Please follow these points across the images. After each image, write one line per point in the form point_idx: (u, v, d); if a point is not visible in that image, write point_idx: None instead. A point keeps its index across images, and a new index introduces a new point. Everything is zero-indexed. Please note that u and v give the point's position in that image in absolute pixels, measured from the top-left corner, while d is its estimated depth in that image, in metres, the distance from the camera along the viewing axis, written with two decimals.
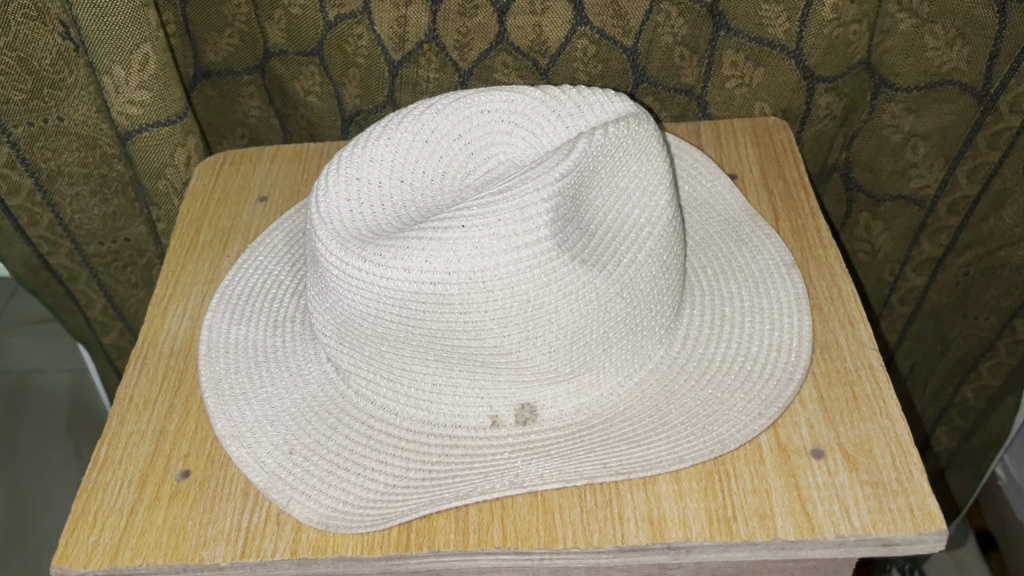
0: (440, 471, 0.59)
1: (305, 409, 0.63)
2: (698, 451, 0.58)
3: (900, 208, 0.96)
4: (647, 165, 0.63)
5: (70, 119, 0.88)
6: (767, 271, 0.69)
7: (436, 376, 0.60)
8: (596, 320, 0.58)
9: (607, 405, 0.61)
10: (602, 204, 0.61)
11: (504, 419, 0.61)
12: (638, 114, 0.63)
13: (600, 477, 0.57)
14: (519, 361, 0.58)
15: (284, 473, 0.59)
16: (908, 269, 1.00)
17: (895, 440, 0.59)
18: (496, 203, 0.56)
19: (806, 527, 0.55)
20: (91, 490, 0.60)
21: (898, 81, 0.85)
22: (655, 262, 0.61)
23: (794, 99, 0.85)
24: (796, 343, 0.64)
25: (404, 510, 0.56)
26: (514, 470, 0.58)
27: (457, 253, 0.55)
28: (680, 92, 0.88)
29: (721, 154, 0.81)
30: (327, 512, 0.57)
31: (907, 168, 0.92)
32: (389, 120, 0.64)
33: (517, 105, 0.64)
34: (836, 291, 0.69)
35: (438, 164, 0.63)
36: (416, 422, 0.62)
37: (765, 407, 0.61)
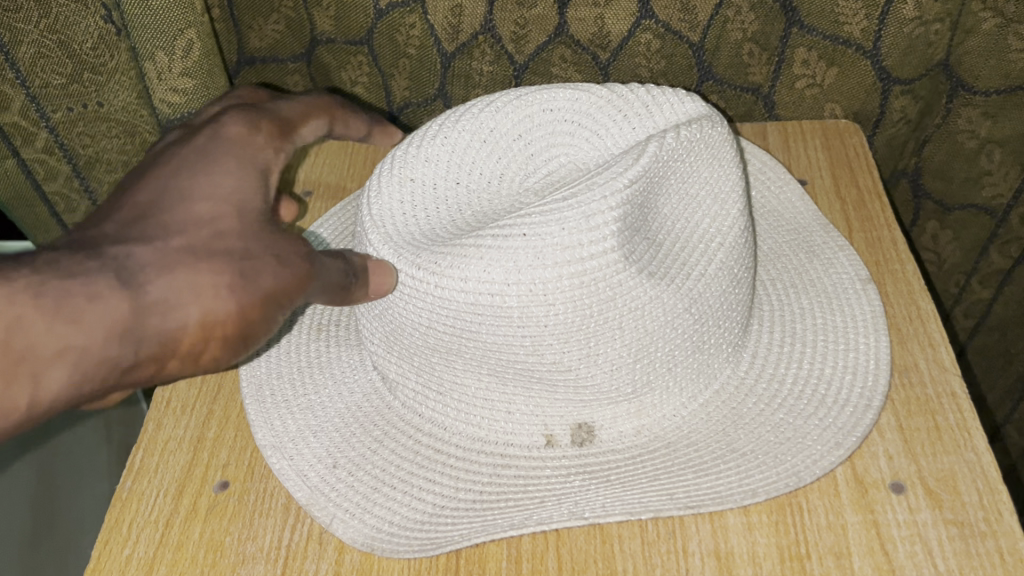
0: (492, 493, 0.55)
1: (351, 421, 0.60)
2: (771, 483, 0.54)
3: (971, 217, 0.91)
4: (719, 170, 0.59)
5: (110, 104, 0.85)
6: (841, 289, 0.65)
7: (490, 392, 0.57)
8: (663, 337, 0.54)
9: (671, 427, 0.58)
10: (669, 211, 0.57)
11: (559, 439, 0.57)
12: (711, 116, 0.59)
13: (666, 510, 0.53)
14: (579, 380, 0.55)
15: (327, 488, 0.56)
16: (975, 281, 0.96)
17: (981, 475, 0.55)
18: (559, 210, 0.52)
19: (886, 568, 0.51)
20: (125, 500, 0.58)
21: (977, 84, 0.80)
22: (725, 276, 0.57)
23: (868, 101, 0.81)
24: (873, 367, 0.60)
25: (454, 536, 0.53)
26: (571, 496, 0.54)
27: (517, 263, 0.51)
28: (746, 91, 0.83)
29: (789, 156, 0.77)
30: (372, 532, 0.54)
31: (981, 176, 0.87)
32: (445, 118, 0.61)
33: (582, 104, 0.60)
34: (916, 311, 0.65)
35: (496, 166, 0.61)
36: (466, 438, 0.58)
37: (842, 436, 0.56)
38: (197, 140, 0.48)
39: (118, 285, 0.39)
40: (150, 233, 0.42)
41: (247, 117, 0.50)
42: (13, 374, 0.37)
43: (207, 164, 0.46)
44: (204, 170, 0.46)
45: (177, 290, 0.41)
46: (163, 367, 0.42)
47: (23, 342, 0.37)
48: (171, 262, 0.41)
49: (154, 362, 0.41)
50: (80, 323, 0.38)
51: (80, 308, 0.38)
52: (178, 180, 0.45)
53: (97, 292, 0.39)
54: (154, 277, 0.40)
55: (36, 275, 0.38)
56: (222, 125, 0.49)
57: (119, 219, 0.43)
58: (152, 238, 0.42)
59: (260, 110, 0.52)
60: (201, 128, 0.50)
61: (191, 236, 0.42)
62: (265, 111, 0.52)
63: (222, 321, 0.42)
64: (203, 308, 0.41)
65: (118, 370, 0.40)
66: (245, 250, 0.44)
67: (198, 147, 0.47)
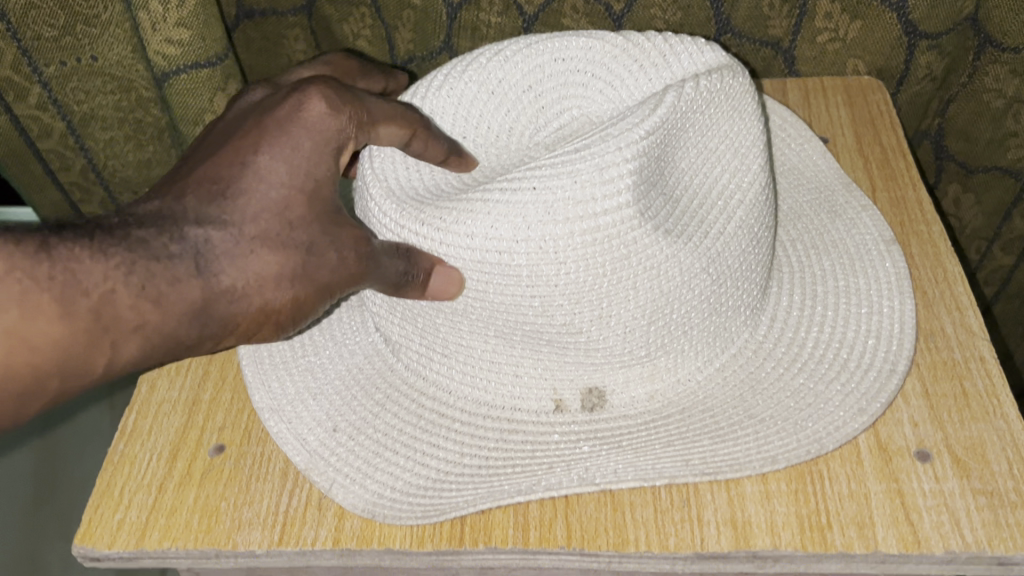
0: (498, 459, 0.53)
1: (353, 382, 0.58)
2: (791, 451, 0.52)
3: (995, 179, 0.87)
4: (740, 123, 0.56)
5: (104, 59, 0.81)
6: (864, 250, 0.62)
7: (496, 355, 0.54)
8: (678, 299, 0.52)
9: (685, 392, 0.55)
10: (687, 166, 0.54)
11: (568, 403, 0.55)
12: (732, 66, 0.55)
13: (682, 477, 0.51)
14: (590, 342, 0.52)
15: (327, 452, 0.54)
16: (996, 248, 0.93)
17: (1011, 443, 0.52)
18: (571, 162, 0.49)
19: (911, 539, 0.48)
20: (117, 464, 0.56)
21: (1006, 40, 0.76)
22: (745, 235, 0.55)
23: (892, 57, 0.78)
24: (898, 330, 0.57)
25: (459, 503, 0.51)
26: (582, 463, 0.52)
27: (526, 220, 0.48)
28: (765, 45, 0.80)
29: (810, 113, 0.75)
30: (373, 498, 0.52)
31: (1006, 137, 0.83)
32: (451, 68, 0.58)
33: (595, 54, 0.57)
34: (942, 273, 0.62)
35: (505, 119, 0.58)
36: (472, 403, 0.56)
37: (866, 402, 0.54)
38: (280, 109, 0.49)
39: (194, 269, 0.44)
40: (225, 216, 0.45)
41: (331, 92, 0.50)
42: (95, 343, 0.41)
43: (285, 144, 0.48)
44: (282, 150, 0.48)
45: (241, 281, 0.45)
46: (224, 342, 0.47)
47: (107, 316, 0.42)
48: (244, 251, 0.45)
49: (212, 339, 0.46)
50: (156, 303, 0.43)
51: (158, 291, 0.43)
52: (257, 158, 0.47)
53: (176, 275, 0.44)
54: (226, 265, 0.45)
55: (126, 253, 0.43)
56: (305, 93, 0.49)
57: (201, 192, 0.46)
58: (227, 223, 0.45)
59: (341, 91, 0.51)
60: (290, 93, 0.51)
61: (263, 224, 0.46)
62: (353, 89, 0.52)
63: (278, 308, 0.47)
64: (263, 297, 0.46)
65: (183, 345, 0.45)
66: (310, 243, 0.47)
67: (279, 121, 0.48)
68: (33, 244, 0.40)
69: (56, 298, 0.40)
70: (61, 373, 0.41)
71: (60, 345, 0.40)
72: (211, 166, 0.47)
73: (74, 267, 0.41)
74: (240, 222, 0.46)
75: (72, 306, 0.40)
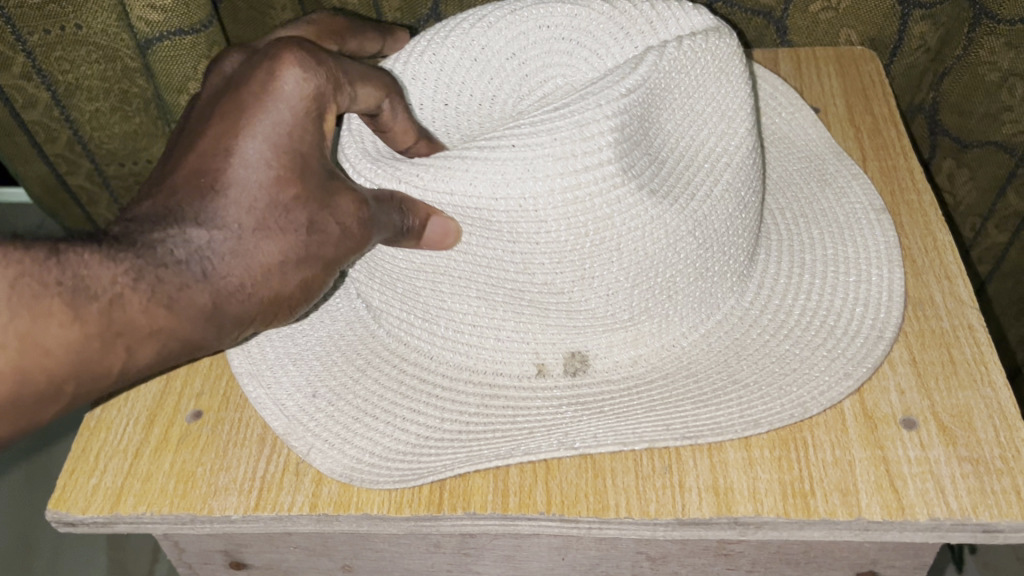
0: (478, 424, 0.52)
1: (334, 348, 0.57)
2: (774, 413, 0.51)
3: (989, 154, 0.87)
4: (728, 87, 0.54)
5: (89, 27, 0.80)
6: (854, 217, 0.61)
7: (477, 318, 0.53)
8: (663, 261, 0.51)
9: (669, 357, 0.55)
10: (673, 128, 0.53)
11: (551, 367, 0.54)
12: (720, 28, 0.54)
13: (661, 441, 0.49)
14: (572, 303, 0.51)
15: (305, 418, 0.53)
16: (990, 225, 0.92)
17: (998, 411, 0.51)
18: (551, 120, 0.47)
19: (894, 506, 0.48)
20: (93, 430, 0.55)
21: (1002, 12, 0.75)
22: (732, 199, 0.54)
23: (885, 27, 0.77)
24: (887, 298, 0.56)
25: (437, 466, 0.50)
26: (561, 429, 0.51)
27: (505, 177, 0.47)
28: (756, 14, 0.78)
29: (802, 84, 0.73)
30: (352, 463, 0.51)
31: (1001, 112, 0.83)
32: (434, 33, 0.58)
33: (582, 21, 0.56)
34: (931, 242, 0.61)
35: (488, 87, 0.58)
36: (453, 368, 0.55)
37: (852, 366, 0.53)
38: (254, 80, 0.43)
39: (200, 272, 0.42)
40: (222, 215, 0.42)
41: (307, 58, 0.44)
42: (109, 346, 0.40)
43: (269, 122, 0.43)
44: (268, 130, 0.43)
45: (246, 275, 0.43)
46: (242, 334, 0.46)
47: (119, 321, 0.40)
48: (246, 245, 0.43)
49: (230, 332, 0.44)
50: (168, 307, 0.41)
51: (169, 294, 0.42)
52: (241, 144, 0.43)
53: (184, 280, 0.42)
54: (230, 262, 0.43)
55: (132, 258, 0.41)
56: (278, 60, 0.44)
57: (191, 187, 0.43)
58: (223, 217, 0.42)
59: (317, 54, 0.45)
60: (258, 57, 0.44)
61: (260, 212, 0.43)
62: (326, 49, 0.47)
63: (290, 292, 0.45)
64: (272, 285, 0.44)
65: (203, 344, 0.44)
66: (311, 222, 0.44)
67: (256, 97, 0.43)
68: (38, 248, 0.39)
69: (65, 303, 0.39)
70: (76, 377, 0.40)
71: (72, 349, 0.39)
72: (198, 159, 0.43)
73: (82, 272, 0.40)
74: (237, 217, 0.43)
75: (83, 310, 0.39)
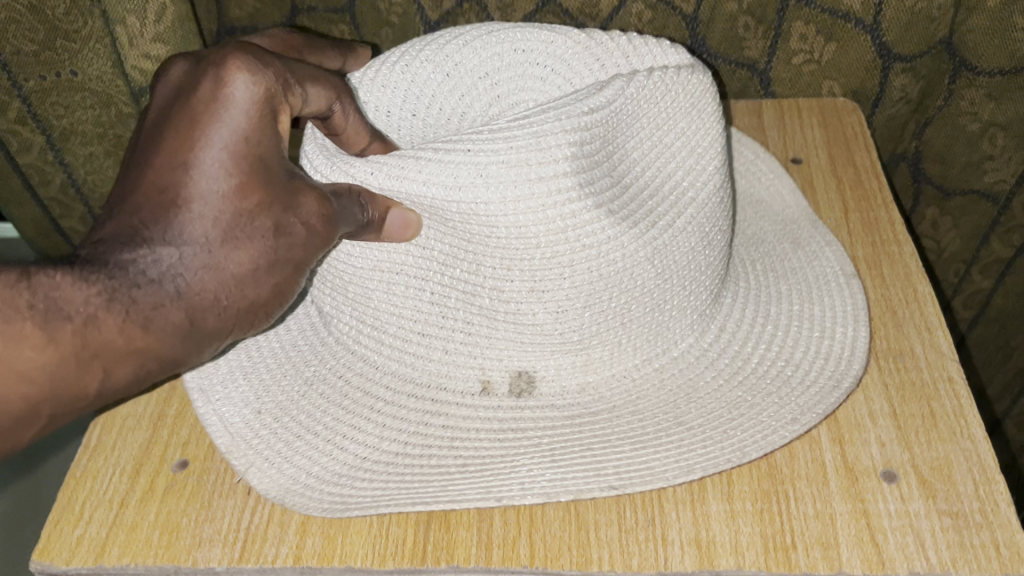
0: (415, 448, 0.54)
1: (281, 363, 0.60)
2: (711, 460, 0.52)
3: (971, 203, 0.88)
4: (698, 121, 0.56)
5: (84, 74, 0.81)
6: (822, 276, 0.62)
7: (424, 327, 0.56)
8: (616, 285, 0.52)
9: (618, 389, 0.56)
10: (638, 157, 0.54)
11: (496, 386, 0.56)
12: (694, 65, 0.56)
13: (588, 492, 0.50)
14: (520, 316, 0.53)
15: (249, 435, 0.56)
16: (974, 271, 0.94)
17: (978, 464, 0.52)
18: (511, 129, 0.49)
19: (876, 560, 0.48)
20: (79, 479, 0.55)
21: (980, 64, 0.78)
22: (695, 233, 0.55)
23: (866, 80, 0.78)
24: (848, 353, 0.58)
25: (365, 498, 0.52)
26: (495, 469, 0.52)
27: (458, 178, 0.48)
28: (740, 66, 0.80)
29: (784, 137, 0.75)
30: (287, 484, 0.53)
31: (982, 161, 0.84)
32: (410, 46, 0.59)
33: (556, 48, 0.57)
34: (912, 293, 0.62)
35: (459, 103, 0.59)
36: (398, 380, 0.57)
37: (800, 412, 0.54)
38: (203, 89, 0.43)
39: (175, 291, 0.42)
40: (189, 231, 0.42)
41: (255, 63, 0.45)
42: (86, 368, 0.41)
43: (222, 129, 0.43)
44: (222, 137, 0.43)
45: (218, 284, 0.43)
46: (220, 347, 0.46)
47: (94, 341, 0.41)
48: (216, 257, 0.43)
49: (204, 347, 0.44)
50: (144, 327, 0.42)
51: (145, 315, 0.42)
52: (196, 156, 0.42)
53: (159, 300, 0.42)
54: (201, 275, 0.43)
55: (105, 279, 0.41)
56: (226, 67, 0.44)
57: (152, 207, 0.43)
58: (189, 232, 0.42)
59: (264, 59, 0.45)
60: (205, 66, 0.45)
61: (225, 223, 0.43)
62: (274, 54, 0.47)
63: (264, 300, 0.45)
64: (246, 294, 0.44)
65: (180, 363, 0.44)
66: (277, 226, 0.44)
67: (205, 106, 0.43)
68: (8, 272, 0.40)
69: (38, 324, 0.40)
70: (52, 399, 0.41)
71: (47, 370, 0.40)
72: (156, 174, 0.43)
73: (54, 292, 0.40)
74: (204, 231, 0.42)
75: (57, 332, 0.40)
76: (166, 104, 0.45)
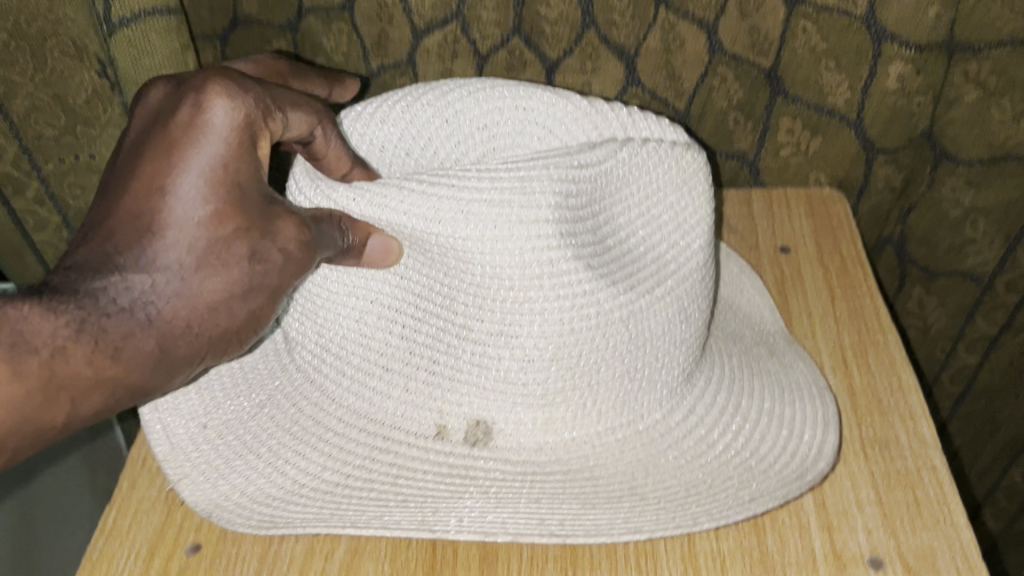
0: (357, 480, 0.58)
1: (239, 382, 0.65)
2: (662, 526, 0.54)
3: (955, 284, 0.92)
4: (688, 198, 0.59)
5: (102, 157, 0.84)
6: (797, 386, 0.64)
7: (389, 362, 0.59)
8: (585, 344, 0.54)
9: (576, 454, 0.58)
10: (623, 222, 0.57)
11: (451, 433, 0.59)
12: (690, 144, 0.58)
13: (525, 536, 0.53)
14: (486, 357, 0.56)
15: (189, 448, 0.61)
16: (960, 347, 0.97)
17: (961, 553, 0.54)
18: (499, 171, 0.52)
19: None
20: (95, 562, 0.57)
21: (960, 155, 0.81)
22: (674, 305, 0.57)
23: (851, 169, 0.82)
24: (815, 455, 0.59)
25: (295, 521, 0.56)
26: (433, 505, 0.56)
27: (438, 211, 0.52)
28: (731, 157, 0.84)
29: (773, 226, 0.79)
30: (216, 499, 0.59)
31: (965, 244, 0.88)
32: (416, 89, 0.63)
33: (554, 108, 0.59)
34: (897, 382, 0.65)
35: (453, 149, 0.62)
36: (353, 415, 0.61)
37: (751, 478, 0.58)
38: (181, 114, 0.48)
39: (147, 319, 0.47)
40: (164, 257, 0.47)
41: (233, 90, 0.49)
42: (52, 400, 0.45)
43: (198, 154, 0.47)
44: (198, 163, 0.47)
45: (190, 304, 0.48)
46: (190, 373, 0.51)
47: (61, 373, 0.45)
48: (189, 283, 0.48)
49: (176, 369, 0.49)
50: (113, 358, 0.46)
51: (115, 346, 0.46)
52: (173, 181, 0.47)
53: (129, 330, 0.47)
54: (168, 303, 0.47)
55: (74, 310, 0.46)
56: (205, 93, 0.48)
57: (128, 230, 0.47)
58: (161, 261, 0.47)
59: (242, 85, 0.50)
60: (185, 89, 0.49)
61: (201, 250, 0.47)
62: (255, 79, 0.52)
63: (238, 326, 0.50)
64: (218, 321, 0.49)
65: (149, 392, 0.49)
66: (253, 252, 0.49)
67: (184, 131, 0.48)
68: None
69: (8, 358, 0.43)
70: (21, 433, 0.44)
71: (15, 407, 0.43)
72: (133, 200, 0.47)
73: (22, 326, 0.44)
74: (178, 257, 0.47)
75: (25, 367, 0.43)
76: (144, 127, 0.50)
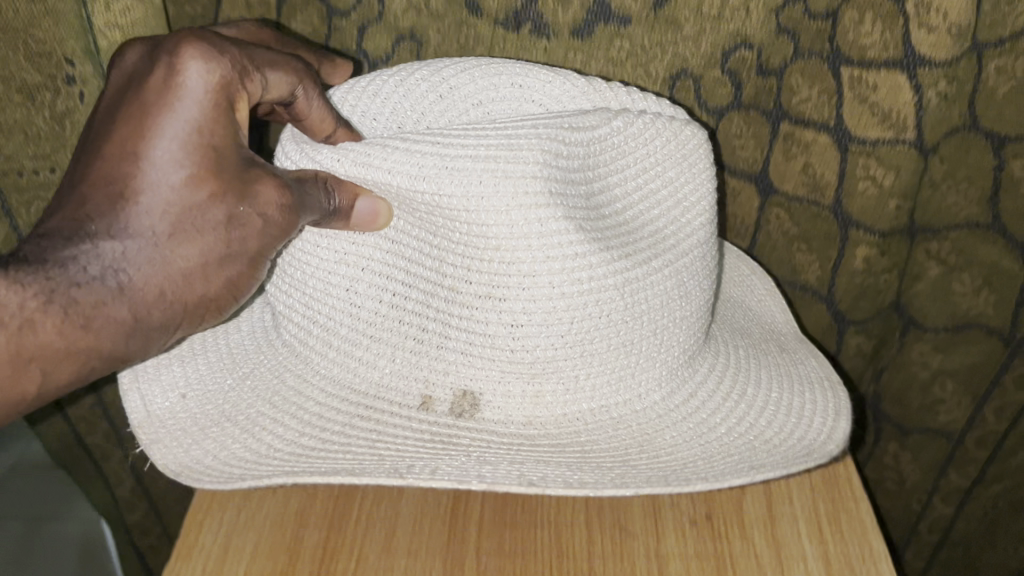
0: (336, 442, 0.64)
1: (224, 355, 0.73)
2: (647, 483, 0.60)
3: (927, 440, 0.95)
4: (688, 172, 0.68)
5: None
6: (808, 377, 0.73)
7: (376, 328, 0.66)
8: (575, 311, 0.61)
9: (566, 429, 0.65)
10: (614, 194, 0.66)
11: (436, 401, 0.66)
12: (692, 122, 0.68)
13: (501, 485, 0.58)
14: (473, 318, 0.63)
15: (166, 418, 0.68)
16: (936, 499, 0.99)
17: None
18: (489, 134, 0.60)
19: None
20: None
21: (925, 321, 0.86)
22: (673, 279, 0.65)
23: (825, 336, 0.91)
24: (787, 462, 0.63)
25: (270, 471, 0.62)
26: (405, 457, 0.61)
27: (425, 167, 0.60)
28: None
29: None
30: (190, 464, 0.65)
31: (934, 404, 0.91)
32: (412, 65, 0.72)
33: (552, 86, 0.69)
34: (868, 551, 0.65)
35: (445, 119, 0.71)
36: (337, 385, 0.68)
37: (708, 455, 0.64)
38: (160, 75, 0.54)
39: (116, 287, 0.54)
40: (136, 225, 0.54)
41: (208, 52, 0.55)
42: (21, 371, 0.53)
43: (174, 112, 0.54)
44: (173, 126, 0.54)
45: (162, 268, 0.55)
46: (167, 337, 0.58)
47: (30, 345, 0.52)
48: (162, 249, 0.54)
49: (151, 331, 0.56)
50: (84, 325, 0.54)
51: (87, 314, 0.54)
52: (151, 148, 0.54)
53: (101, 299, 0.54)
54: (134, 269, 0.54)
55: (45, 280, 0.53)
56: (182, 54, 0.54)
57: (105, 191, 0.54)
58: (136, 231, 0.54)
59: (221, 50, 0.55)
60: (163, 51, 0.55)
61: (175, 218, 0.54)
62: (236, 41, 0.58)
63: (215, 294, 0.58)
64: (195, 289, 0.56)
65: (122, 355, 0.56)
66: (230, 216, 0.55)
67: (160, 91, 0.54)
68: None
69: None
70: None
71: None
72: (105, 162, 0.54)
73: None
74: (149, 225, 0.54)
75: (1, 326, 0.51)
76: (121, 87, 0.56)
